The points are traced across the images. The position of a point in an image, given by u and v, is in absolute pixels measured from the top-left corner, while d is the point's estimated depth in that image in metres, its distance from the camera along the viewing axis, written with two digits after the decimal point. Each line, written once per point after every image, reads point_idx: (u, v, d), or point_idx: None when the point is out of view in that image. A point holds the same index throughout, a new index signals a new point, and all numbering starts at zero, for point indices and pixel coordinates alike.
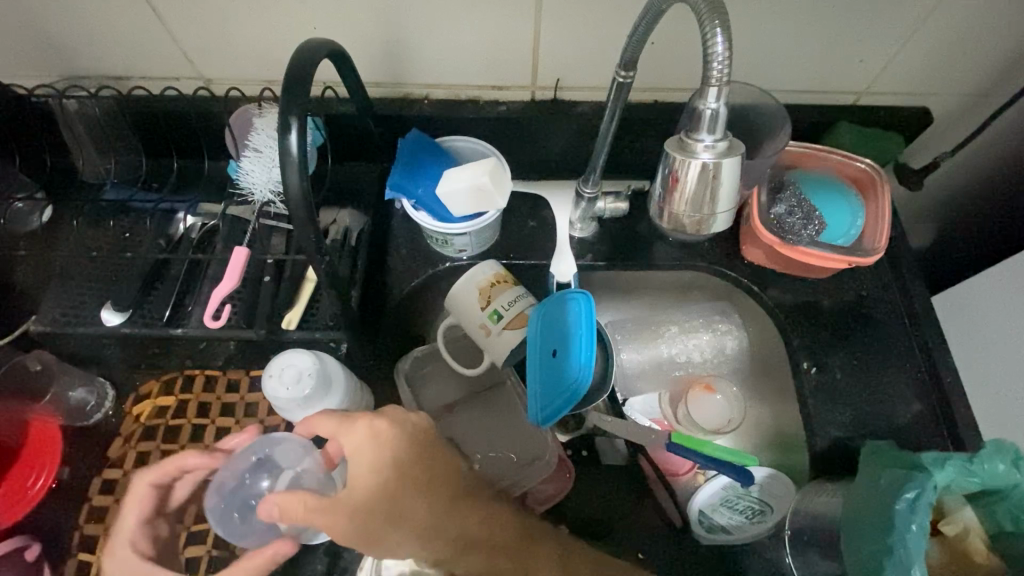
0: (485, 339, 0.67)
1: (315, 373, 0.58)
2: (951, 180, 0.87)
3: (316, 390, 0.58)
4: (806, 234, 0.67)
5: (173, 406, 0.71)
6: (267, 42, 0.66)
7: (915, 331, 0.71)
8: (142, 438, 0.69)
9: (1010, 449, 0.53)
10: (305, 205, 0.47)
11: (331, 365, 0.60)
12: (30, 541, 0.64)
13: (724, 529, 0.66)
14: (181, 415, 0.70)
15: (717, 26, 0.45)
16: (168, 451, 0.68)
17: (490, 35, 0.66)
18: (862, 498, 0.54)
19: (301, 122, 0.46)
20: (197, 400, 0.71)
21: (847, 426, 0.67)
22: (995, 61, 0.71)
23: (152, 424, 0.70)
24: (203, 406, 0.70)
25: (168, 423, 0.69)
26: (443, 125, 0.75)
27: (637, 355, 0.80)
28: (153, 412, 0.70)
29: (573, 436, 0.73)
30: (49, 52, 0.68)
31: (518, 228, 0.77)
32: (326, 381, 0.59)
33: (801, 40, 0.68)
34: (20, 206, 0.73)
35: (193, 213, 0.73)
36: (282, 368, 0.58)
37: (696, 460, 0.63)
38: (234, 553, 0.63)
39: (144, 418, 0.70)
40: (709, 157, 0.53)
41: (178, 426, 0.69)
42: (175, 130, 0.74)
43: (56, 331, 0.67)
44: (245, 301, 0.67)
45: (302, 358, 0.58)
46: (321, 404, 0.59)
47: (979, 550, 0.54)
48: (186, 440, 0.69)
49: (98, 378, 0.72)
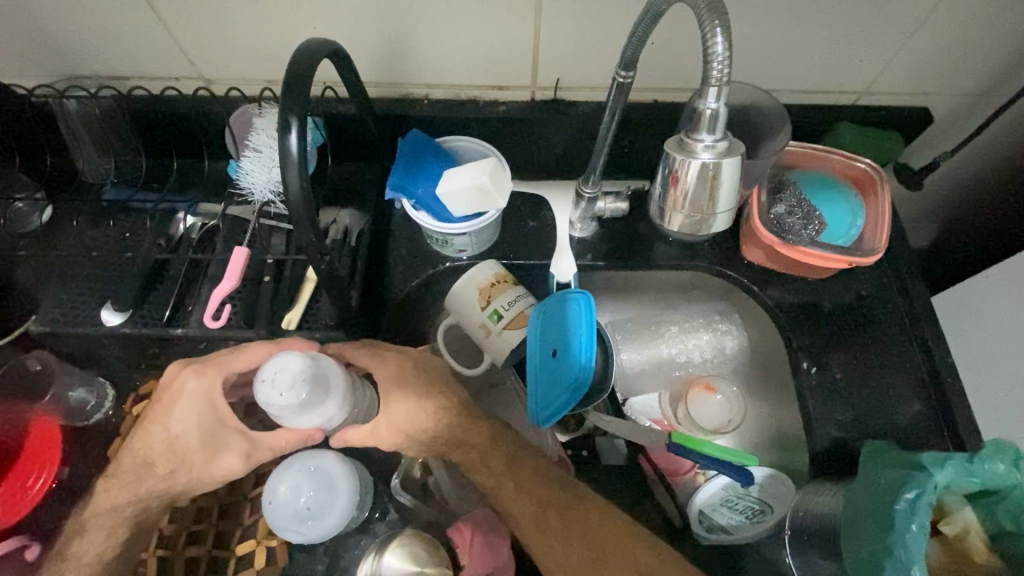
0: (485, 339, 0.67)
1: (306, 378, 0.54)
2: (950, 180, 0.87)
3: (312, 393, 0.54)
4: (806, 234, 0.67)
5: None
6: (267, 41, 0.66)
7: (915, 330, 0.71)
8: None
9: (1010, 449, 0.53)
10: (305, 205, 0.47)
11: (324, 367, 0.55)
12: (30, 541, 0.65)
13: (724, 529, 0.66)
14: None
15: (717, 26, 0.45)
16: None
17: (490, 35, 0.66)
18: (862, 498, 0.54)
19: (301, 123, 0.46)
20: None
21: (847, 425, 0.67)
22: (995, 61, 0.71)
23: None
24: None
25: None
26: (443, 125, 0.75)
27: (637, 354, 0.82)
28: None
29: (574, 436, 0.73)
30: (50, 52, 0.68)
31: (519, 228, 0.77)
32: (318, 383, 0.54)
33: (801, 40, 0.68)
34: (20, 206, 0.73)
35: (192, 213, 0.74)
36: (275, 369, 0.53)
37: (695, 460, 0.62)
38: (234, 553, 0.63)
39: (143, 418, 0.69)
40: (709, 157, 0.53)
41: None
42: (174, 130, 0.75)
43: (56, 331, 0.68)
44: (245, 299, 0.67)
45: (295, 360, 0.54)
46: (317, 406, 0.54)
47: (978, 549, 0.54)
48: None
49: (98, 378, 0.71)
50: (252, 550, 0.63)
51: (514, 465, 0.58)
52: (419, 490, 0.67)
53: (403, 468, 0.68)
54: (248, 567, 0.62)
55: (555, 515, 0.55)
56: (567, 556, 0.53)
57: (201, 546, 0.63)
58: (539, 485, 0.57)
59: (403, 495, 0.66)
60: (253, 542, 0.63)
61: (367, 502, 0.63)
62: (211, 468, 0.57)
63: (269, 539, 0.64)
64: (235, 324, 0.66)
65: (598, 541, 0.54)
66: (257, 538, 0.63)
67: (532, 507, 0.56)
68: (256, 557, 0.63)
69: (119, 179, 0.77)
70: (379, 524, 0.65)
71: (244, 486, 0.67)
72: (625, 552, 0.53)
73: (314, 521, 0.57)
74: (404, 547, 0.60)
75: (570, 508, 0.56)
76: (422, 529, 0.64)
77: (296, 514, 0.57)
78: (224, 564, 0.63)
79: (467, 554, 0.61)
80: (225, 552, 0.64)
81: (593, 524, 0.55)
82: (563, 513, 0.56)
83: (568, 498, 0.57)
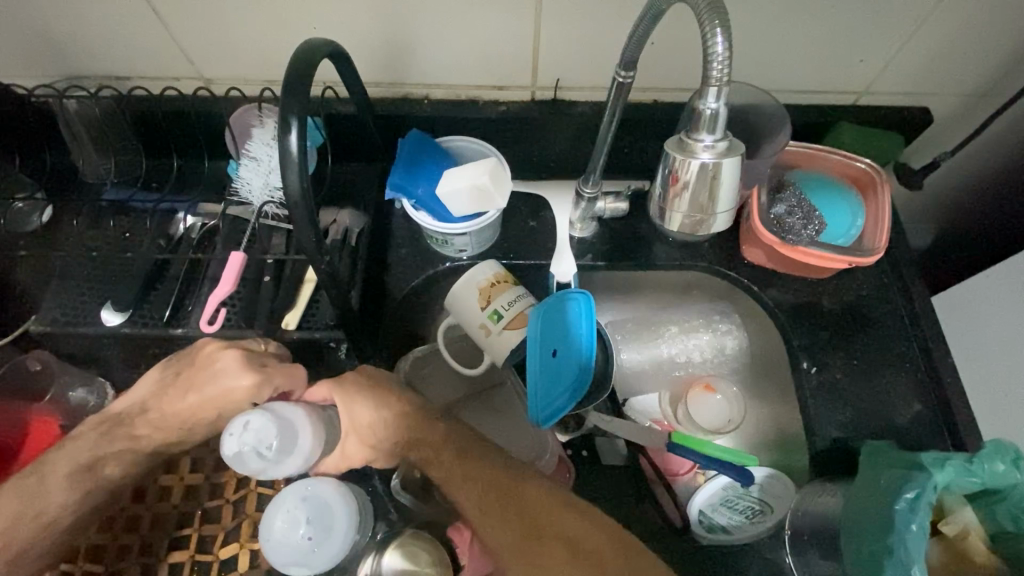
0: (485, 340, 0.67)
1: (277, 423, 0.53)
2: (951, 179, 0.87)
3: (284, 442, 0.53)
4: (806, 234, 0.67)
5: None
6: (268, 40, 0.66)
7: (915, 330, 0.71)
8: None
9: (1010, 449, 0.53)
10: (305, 205, 0.47)
11: (295, 411, 0.56)
12: None
13: (724, 529, 0.66)
14: None
15: (717, 26, 0.45)
16: None
17: (490, 35, 0.66)
18: (862, 497, 0.54)
19: (301, 123, 0.46)
20: None
21: (846, 425, 0.67)
22: (996, 61, 0.71)
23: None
24: None
25: None
26: (443, 125, 0.75)
27: (637, 355, 0.82)
28: None
29: (573, 436, 0.72)
30: (49, 51, 0.68)
31: (519, 228, 0.77)
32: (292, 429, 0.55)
33: (801, 41, 0.68)
34: (20, 206, 0.73)
35: (193, 213, 0.73)
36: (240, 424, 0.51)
37: (695, 459, 0.63)
38: (217, 557, 0.64)
39: None
40: (709, 157, 0.53)
41: None
42: (174, 130, 0.75)
43: (55, 331, 0.67)
44: (245, 301, 0.67)
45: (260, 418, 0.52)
46: (293, 457, 0.54)
47: (978, 550, 0.54)
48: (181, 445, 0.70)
49: (97, 379, 0.73)
50: (235, 554, 0.64)
51: (462, 455, 0.58)
52: (419, 491, 0.67)
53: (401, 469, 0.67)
54: (233, 570, 0.64)
55: (493, 496, 0.56)
56: (504, 537, 0.54)
57: (185, 551, 0.65)
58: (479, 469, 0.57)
59: (403, 495, 0.66)
60: (236, 546, 0.64)
61: (366, 504, 0.63)
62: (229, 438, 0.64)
63: (252, 543, 0.65)
64: (235, 324, 0.66)
65: (533, 519, 0.54)
66: (240, 542, 0.65)
67: (473, 494, 0.56)
68: (239, 560, 0.64)
69: (118, 179, 0.76)
70: (379, 524, 0.65)
71: (248, 481, 0.68)
72: (560, 530, 0.53)
73: (314, 553, 0.57)
74: (404, 548, 0.61)
75: (511, 490, 0.56)
76: (422, 529, 0.64)
77: (296, 550, 0.56)
78: (206, 568, 0.64)
79: (467, 554, 0.63)
80: (208, 556, 0.64)
81: (528, 503, 0.55)
82: (502, 495, 0.56)
83: (507, 481, 0.56)
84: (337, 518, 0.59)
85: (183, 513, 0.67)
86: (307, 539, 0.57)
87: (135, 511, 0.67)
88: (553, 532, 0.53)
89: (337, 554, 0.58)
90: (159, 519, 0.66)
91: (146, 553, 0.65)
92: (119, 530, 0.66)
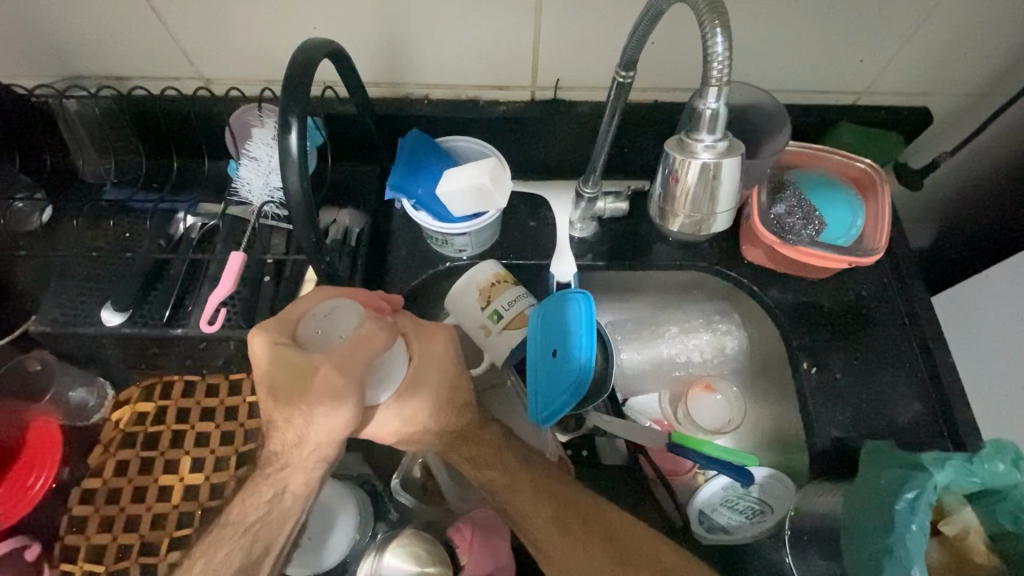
0: (485, 340, 0.67)
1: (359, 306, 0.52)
2: (950, 179, 0.87)
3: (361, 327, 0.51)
4: (806, 234, 0.66)
5: (151, 411, 0.72)
6: (268, 40, 0.66)
7: (915, 330, 0.71)
8: (121, 446, 0.71)
9: (1010, 449, 0.53)
10: (305, 205, 0.47)
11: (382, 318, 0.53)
12: (30, 541, 0.66)
13: (724, 529, 0.67)
14: (161, 420, 0.72)
15: (717, 26, 0.45)
16: (148, 457, 0.70)
17: (488, 35, 0.66)
18: (862, 498, 0.54)
19: (301, 123, 0.46)
20: (177, 405, 0.72)
21: (846, 425, 0.67)
22: (994, 62, 0.71)
23: (131, 432, 0.71)
24: (181, 412, 0.72)
25: (147, 431, 0.71)
26: (443, 125, 0.75)
27: (637, 354, 0.83)
28: (133, 419, 0.72)
29: (573, 436, 0.73)
30: (48, 50, 0.68)
31: (518, 227, 0.77)
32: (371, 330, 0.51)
33: (799, 41, 0.68)
34: (20, 206, 0.73)
35: (192, 213, 0.73)
36: (323, 309, 0.52)
37: (696, 459, 0.63)
38: None
39: (124, 425, 0.72)
40: (709, 157, 0.53)
41: (156, 432, 0.71)
42: (173, 130, 0.75)
43: (56, 332, 0.67)
44: (245, 299, 0.67)
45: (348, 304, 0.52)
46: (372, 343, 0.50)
47: (978, 550, 0.54)
48: (166, 446, 0.70)
49: (98, 379, 0.74)
50: None
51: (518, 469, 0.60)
52: (419, 491, 0.68)
53: (402, 468, 0.68)
54: None
55: (575, 519, 0.57)
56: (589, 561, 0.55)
57: None
58: (550, 491, 0.59)
59: (403, 495, 0.66)
60: None
61: (366, 510, 0.63)
62: (333, 423, 0.50)
63: None
64: (234, 325, 0.66)
65: (621, 547, 0.56)
66: None
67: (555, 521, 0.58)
68: None
69: (119, 179, 0.77)
70: (380, 524, 0.65)
71: None
72: (651, 557, 0.55)
73: (311, 551, 0.59)
74: (404, 547, 0.60)
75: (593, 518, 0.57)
76: (421, 528, 0.64)
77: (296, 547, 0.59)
78: None
79: (467, 553, 0.61)
80: None
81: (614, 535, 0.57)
82: (581, 517, 0.58)
83: (585, 507, 0.58)
84: (339, 515, 0.60)
85: (183, 514, 0.67)
86: (312, 535, 0.59)
87: (135, 510, 0.67)
88: (645, 561, 0.55)
89: (337, 550, 0.59)
90: (156, 522, 0.67)
91: (150, 555, 0.65)
92: (121, 531, 0.67)
